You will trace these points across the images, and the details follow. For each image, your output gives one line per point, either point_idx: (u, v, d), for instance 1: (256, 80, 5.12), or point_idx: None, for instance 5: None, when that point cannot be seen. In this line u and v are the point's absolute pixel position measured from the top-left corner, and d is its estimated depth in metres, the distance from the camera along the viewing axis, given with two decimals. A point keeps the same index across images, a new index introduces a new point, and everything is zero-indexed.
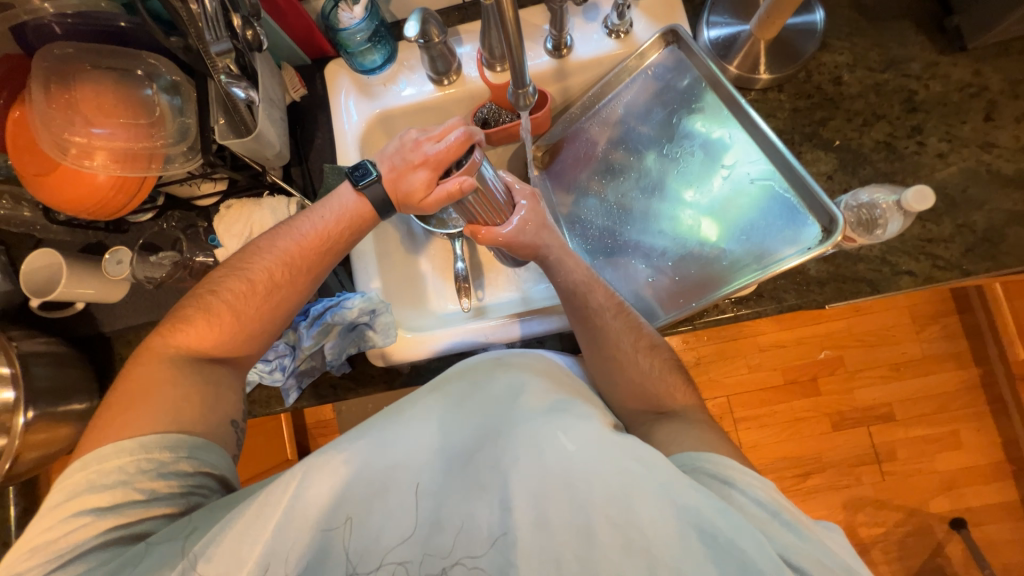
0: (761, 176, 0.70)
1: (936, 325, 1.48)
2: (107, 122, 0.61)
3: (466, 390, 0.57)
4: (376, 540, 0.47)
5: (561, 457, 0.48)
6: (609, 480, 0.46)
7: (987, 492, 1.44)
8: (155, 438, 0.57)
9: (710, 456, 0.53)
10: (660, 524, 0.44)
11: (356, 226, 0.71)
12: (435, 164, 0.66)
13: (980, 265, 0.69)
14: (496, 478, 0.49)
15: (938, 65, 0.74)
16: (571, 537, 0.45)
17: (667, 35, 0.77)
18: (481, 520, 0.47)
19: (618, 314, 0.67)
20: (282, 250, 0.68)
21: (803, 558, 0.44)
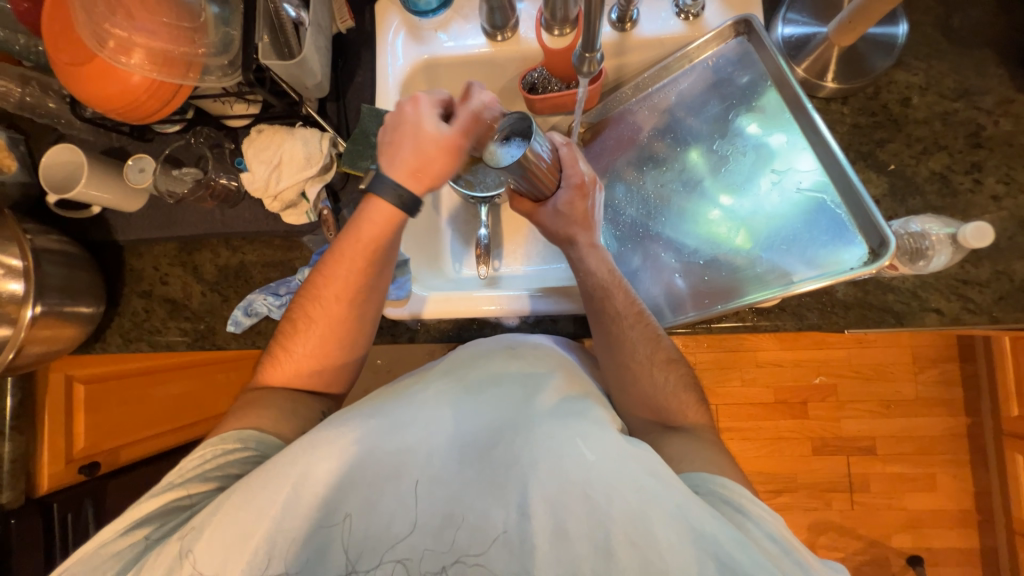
0: (812, 187, 0.68)
1: (936, 369, 1.47)
2: (149, 19, 0.58)
3: (480, 383, 0.57)
4: (384, 530, 0.47)
5: (579, 465, 0.48)
6: (628, 496, 0.46)
7: (950, 535, 1.47)
8: (231, 431, 0.59)
9: (723, 482, 0.53)
10: (678, 549, 0.43)
11: (381, 233, 0.63)
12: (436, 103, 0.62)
13: (1010, 315, 0.68)
14: (512, 480, 0.49)
15: (1013, 103, 0.71)
16: (590, 551, 0.45)
17: (739, 24, 0.74)
18: (496, 519, 0.47)
19: (636, 323, 0.65)
20: (337, 281, 0.64)
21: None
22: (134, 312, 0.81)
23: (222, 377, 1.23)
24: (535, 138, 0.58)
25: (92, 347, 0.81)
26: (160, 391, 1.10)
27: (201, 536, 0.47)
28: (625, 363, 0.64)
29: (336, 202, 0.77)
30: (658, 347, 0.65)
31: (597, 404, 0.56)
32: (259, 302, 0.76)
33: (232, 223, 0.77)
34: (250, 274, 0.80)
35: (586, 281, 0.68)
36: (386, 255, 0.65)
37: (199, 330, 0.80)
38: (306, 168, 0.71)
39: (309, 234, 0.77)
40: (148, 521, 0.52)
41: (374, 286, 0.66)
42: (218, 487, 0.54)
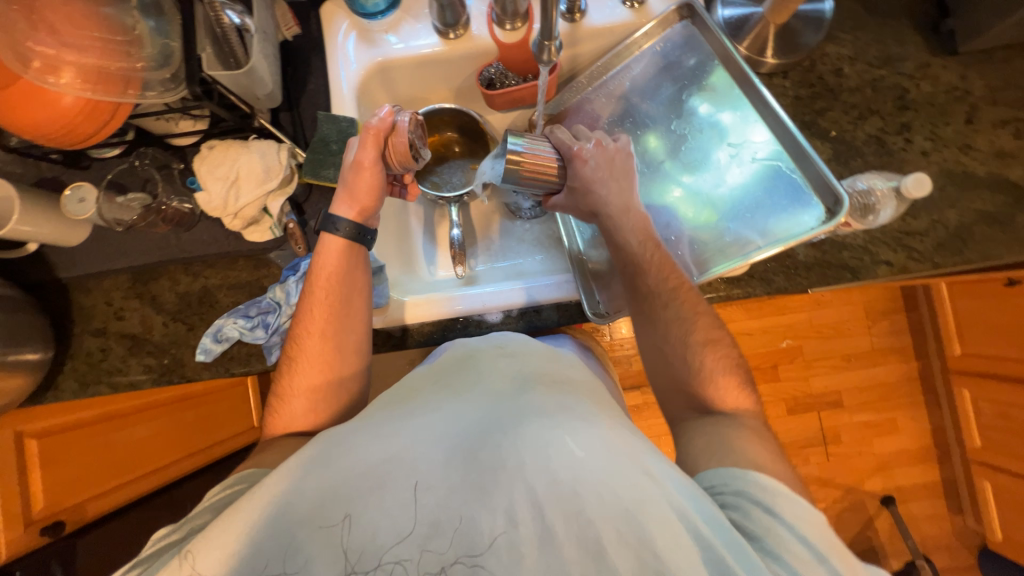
0: (768, 156, 0.72)
1: (887, 320, 1.59)
2: (77, 35, 0.53)
3: (469, 386, 0.57)
4: (373, 538, 0.44)
5: (568, 463, 0.46)
6: (619, 492, 0.44)
7: (915, 472, 1.59)
8: (235, 472, 0.57)
9: (757, 479, 0.50)
10: (673, 544, 0.42)
11: (344, 257, 0.66)
12: (379, 140, 0.64)
13: (949, 259, 0.74)
14: (500, 482, 0.46)
15: (930, 66, 0.78)
16: (579, 555, 0.43)
17: (682, 9, 0.77)
18: (485, 525, 0.44)
19: (673, 300, 0.65)
20: (317, 314, 0.64)
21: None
22: (88, 352, 0.75)
23: (192, 417, 1.17)
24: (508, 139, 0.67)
25: (43, 397, 0.74)
26: (134, 433, 1.04)
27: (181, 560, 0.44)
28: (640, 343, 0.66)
29: (301, 215, 0.75)
30: (700, 318, 0.65)
31: (587, 398, 0.56)
32: (228, 327, 0.72)
33: (189, 247, 0.74)
34: (215, 298, 0.76)
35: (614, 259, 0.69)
36: (352, 277, 0.66)
37: (165, 365, 0.75)
38: (266, 181, 0.68)
39: (275, 250, 0.74)
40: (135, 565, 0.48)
41: (350, 312, 0.66)
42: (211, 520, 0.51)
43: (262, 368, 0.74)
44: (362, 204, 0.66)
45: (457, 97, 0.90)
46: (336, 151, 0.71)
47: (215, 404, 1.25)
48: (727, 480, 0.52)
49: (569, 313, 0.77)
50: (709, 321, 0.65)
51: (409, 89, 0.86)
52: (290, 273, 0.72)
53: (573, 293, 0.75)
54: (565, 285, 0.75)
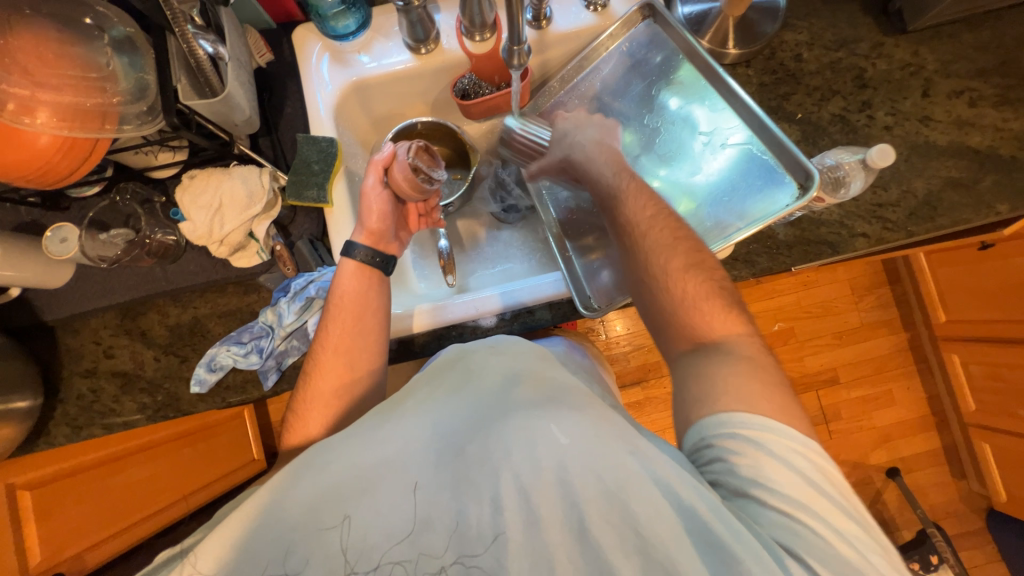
0: (740, 141, 0.73)
1: (872, 294, 1.63)
2: (51, 74, 0.53)
3: (454, 385, 0.57)
4: (370, 538, 0.46)
5: (552, 450, 0.48)
6: (603, 475, 0.47)
7: (916, 441, 1.61)
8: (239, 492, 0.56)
9: (741, 423, 0.49)
10: (654, 519, 0.44)
11: (363, 280, 0.69)
12: (379, 168, 0.71)
13: (921, 227, 0.77)
14: (487, 476, 0.49)
15: (883, 46, 0.81)
16: (563, 537, 0.45)
17: (644, 9, 0.80)
18: (474, 517, 0.47)
19: (651, 229, 0.64)
20: (337, 334, 0.67)
21: (816, 556, 0.43)
22: (79, 395, 0.74)
23: (190, 453, 1.14)
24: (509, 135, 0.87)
25: (35, 445, 0.73)
26: (132, 474, 1.02)
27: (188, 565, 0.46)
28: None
29: (287, 236, 0.75)
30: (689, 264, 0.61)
31: (576, 387, 0.57)
32: (222, 355, 0.72)
33: (176, 278, 0.73)
34: (205, 328, 0.75)
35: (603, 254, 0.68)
36: (372, 300, 0.69)
37: (159, 401, 0.74)
38: (250, 206, 0.69)
39: (264, 274, 0.74)
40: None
41: (371, 335, 0.68)
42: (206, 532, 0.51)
43: (260, 395, 0.73)
44: (372, 227, 0.71)
45: (434, 111, 0.92)
46: (319, 171, 0.73)
47: (214, 439, 1.23)
48: (710, 431, 0.51)
49: (563, 311, 0.78)
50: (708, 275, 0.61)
51: (387, 107, 0.87)
52: (281, 295, 0.72)
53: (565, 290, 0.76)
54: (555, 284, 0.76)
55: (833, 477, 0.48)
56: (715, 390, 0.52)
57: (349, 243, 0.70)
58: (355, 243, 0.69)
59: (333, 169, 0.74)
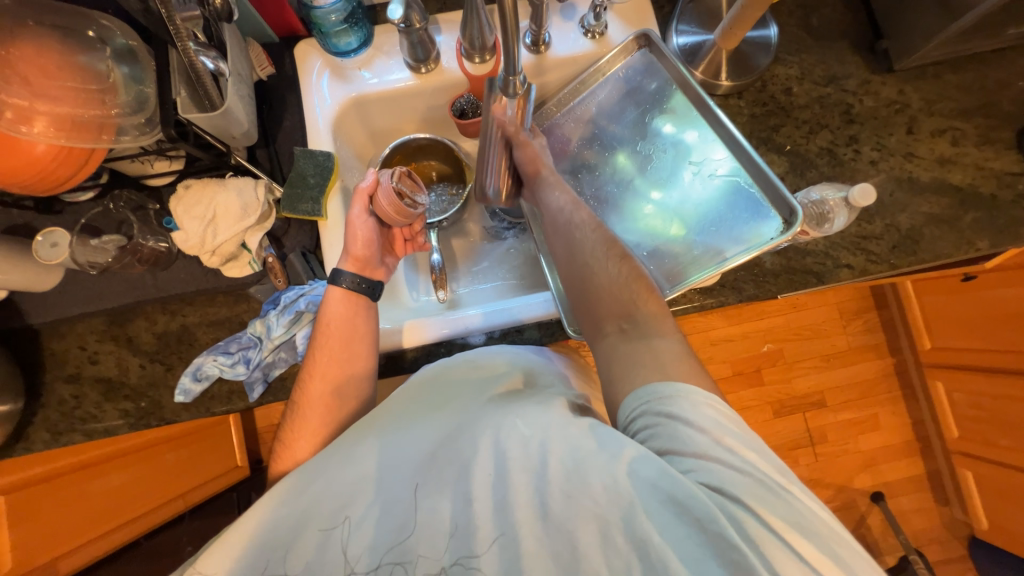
0: (728, 173, 0.76)
1: (859, 319, 1.65)
2: (50, 85, 0.54)
3: (429, 400, 0.64)
4: (358, 540, 0.53)
5: (515, 442, 0.54)
6: (562, 458, 0.51)
7: (900, 466, 1.63)
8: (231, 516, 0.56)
9: (652, 389, 0.51)
10: (610, 493, 0.47)
11: (349, 307, 0.70)
12: (364, 197, 0.73)
13: (903, 260, 0.78)
14: (457, 473, 0.55)
15: (870, 83, 0.84)
16: (529, 517, 0.49)
17: (640, 38, 0.82)
18: (444, 510, 0.53)
19: (597, 230, 0.67)
20: (324, 360, 0.67)
21: (742, 489, 0.44)
22: (61, 400, 0.73)
23: (171, 458, 1.15)
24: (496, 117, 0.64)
25: (13, 450, 0.72)
26: (110, 480, 1.01)
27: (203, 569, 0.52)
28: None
29: (280, 248, 0.75)
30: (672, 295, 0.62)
31: (547, 389, 0.61)
32: (208, 365, 0.71)
33: (166, 285, 0.73)
34: (193, 337, 0.75)
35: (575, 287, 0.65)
36: (358, 325, 0.69)
37: (142, 408, 0.74)
38: (244, 218, 0.69)
39: (255, 285, 0.74)
40: None
41: (356, 361, 0.68)
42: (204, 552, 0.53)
43: (245, 406, 0.73)
44: (359, 255, 0.72)
45: (432, 127, 0.93)
46: (314, 184, 0.73)
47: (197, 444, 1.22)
48: (629, 406, 0.52)
49: (551, 330, 0.78)
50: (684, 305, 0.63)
51: (385, 122, 0.88)
52: (269, 308, 0.72)
53: (553, 311, 0.76)
54: (543, 304, 0.77)
55: (737, 417, 0.50)
56: (657, 365, 0.53)
57: (335, 272, 0.71)
58: (342, 270, 0.70)
59: (329, 184, 0.74)
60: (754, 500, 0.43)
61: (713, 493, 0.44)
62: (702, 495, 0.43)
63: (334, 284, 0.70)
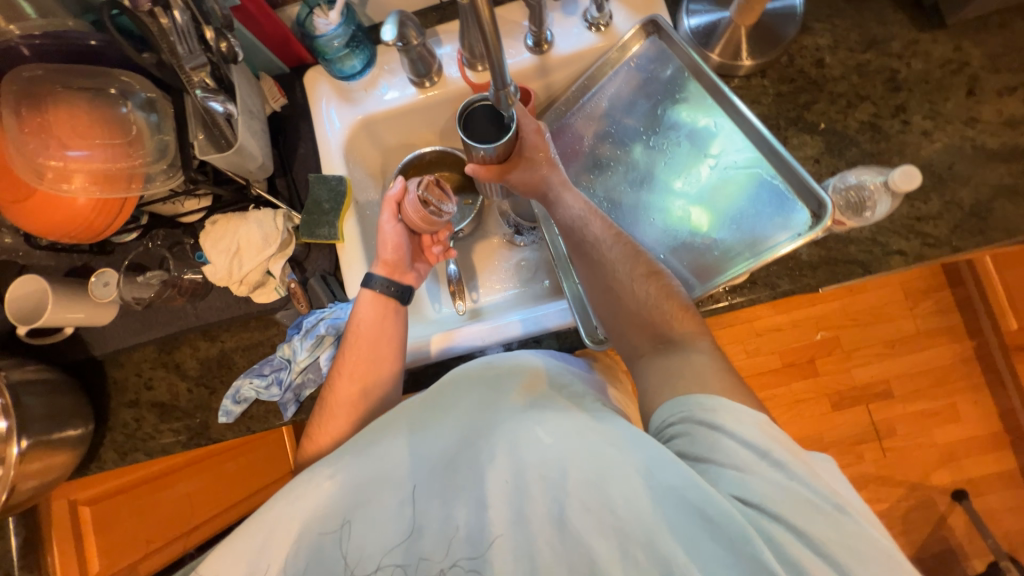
0: (747, 164, 0.70)
1: (929, 300, 1.48)
2: (83, 143, 0.60)
3: (444, 400, 0.61)
4: (367, 545, 0.53)
5: (536, 449, 0.52)
6: (585, 467, 0.49)
7: (986, 462, 1.45)
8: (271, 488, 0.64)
9: (696, 399, 0.51)
10: (631, 504, 0.46)
11: (379, 317, 0.71)
12: (393, 205, 0.74)
13: (968, 241, 0.69)
14: (472, 480, 0.53)
15: (919, 43, 0.74)
16: (546, 527, 0.49)
17: (647, 25, 0.77)
18: (459, 518, 0.52)
19: (616, 244, 0.66)
20: (354, 361, 0.69)
21: (780, 505, 0.44)
22: (124, 423, 0.81)
23: (231, 468, 1.17)
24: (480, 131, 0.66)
25: (88, 468, 0.80)
26: (176, 491, 1.07)
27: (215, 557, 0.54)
28: (626, 308, 0.62)
29: (302, 273, 0.78)
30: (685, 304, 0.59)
31: (569, 386, 0.59)
32: (246, 388, 0.75)
33: (204, 314, 0.78)
34: (232, 360, 0.80)
35: (602, 297, 0.64)
36: (387, 336, 0.71)
37: (193, 428, 0.80)
38: (266, 248, 0.73)
39: (282, 310, 0.78)
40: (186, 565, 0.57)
41: (384, 369, 0.70)
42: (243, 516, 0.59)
43: (281, 424, 0.77)
44: (389, 260, 0.74)
45: (442, 138, 0.92)
46: (329, 210, 0.76)
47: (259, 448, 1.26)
48: (668, 411, 0.53)
49: (570, 340, 0.77)
50: None
51: (395, 140, 0.89)
52: (295, 332, 0.75)
53: (570, 321, 0.74)
54: (560, 314, 0.75)
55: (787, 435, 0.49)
56: (694, 377, 0.54)
57: (367, 276, 0.73)
58: (373, 275, 0.72)
59: (344, 208, 0.77)
60: (792, 514, 0.44)
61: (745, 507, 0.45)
62: (728, 508, 0.44)
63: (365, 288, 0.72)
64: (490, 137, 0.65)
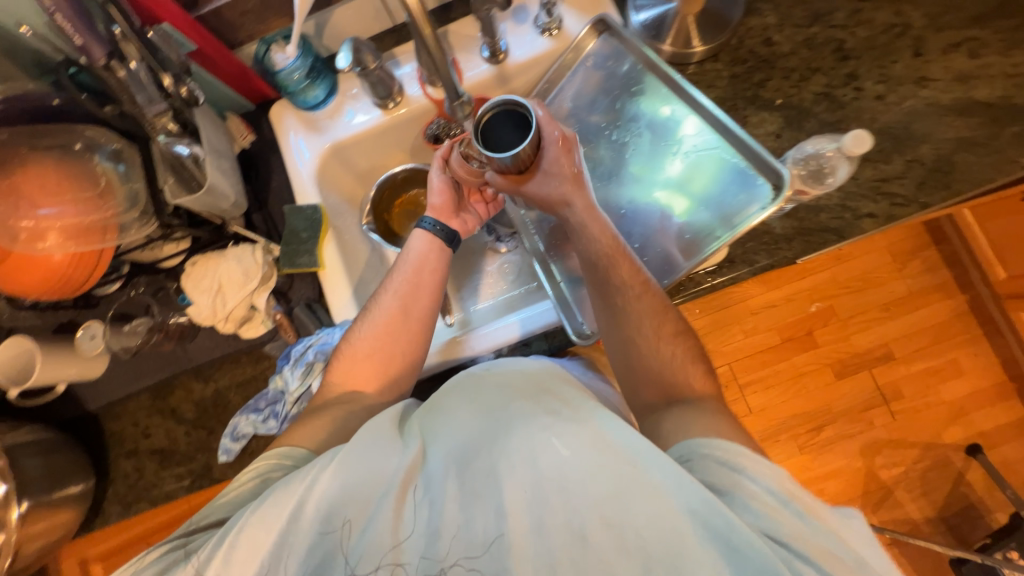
0: (706, 147, 0.72)
1: (917, 259, 1.49)
2: (53, 201, 0.60)
3: (459, 403, 0.57)
4: (371, 545, 0.49)
5: (554, 461, 0.48)
6: (605, 482, 0.46)
7: (995, 413, 1.45)
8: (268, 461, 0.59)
9: (718, 444, 0.51)
10: (654, 525, 0.44)
11: (409, 298, 0.70)
12: (442, 160, 0.75)
13: (936, 196, 0.70)
14: (489, 486, 0.49)
15: (861, 12, 0.76)
16: (565, 540, 0.45)
17: (597, 25, 0.79)
18: (478, 525, 0.48)
19: (642, 294, 0.66)
20: (401, 286, 0.70)
21: (808, 547, 0.44)
22: (125, 474, 0.81)
23: None
24: (499, 135, 0.60)
25: (94, 523, 0.80)
26: None
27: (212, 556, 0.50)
28: (643, 362, 0.64)
29: (287, 303, 0.79)
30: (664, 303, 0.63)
31: (586, 398, 0.56)
32: (243, 424, 0.75)
33: (195, 355, 0.78)
34: (227, 400, 0.80)
35: (601, 309, 0.68)
36: (414, 322, 0.69)
37: (195, 470, 0.79)
38: (247, 283, 0.74)
39: (269, 342, 0.78)
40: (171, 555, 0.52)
41: (410, 350, 0.69)
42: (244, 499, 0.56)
43: None
44: (438, 205, 0.76)
45: (413, 157, 0.93)
46: (307, 238, 0.76)
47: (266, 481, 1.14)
48: (687, 449, 0.53)
49: (557, 340, 0.80)
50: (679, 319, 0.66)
51: (367, 163, 0.90)
52: (285, 362, 0.75)
53: (554, 320, 0.76)
54: (545, 316, 0.76)
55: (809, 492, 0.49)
56: (709, 425, 0.55)
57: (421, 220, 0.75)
58: (426, 218, 0.74)
59: (321, 234, 0.77)
60: (822, 561, 0.43)
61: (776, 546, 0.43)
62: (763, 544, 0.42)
63: (417, 226, 0.75)
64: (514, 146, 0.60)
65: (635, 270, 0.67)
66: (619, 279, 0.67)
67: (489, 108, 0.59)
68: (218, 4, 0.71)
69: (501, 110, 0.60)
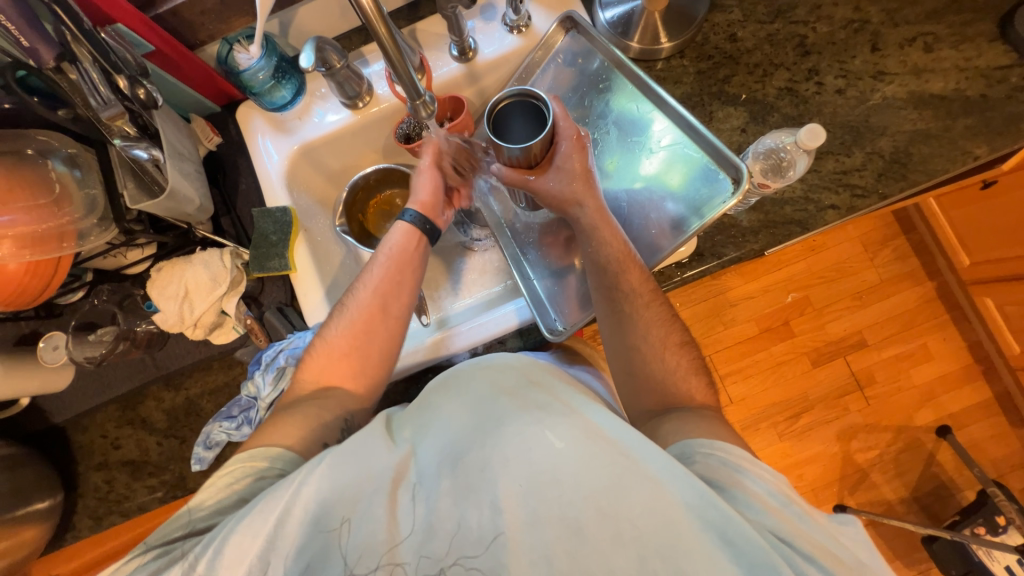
0: (670, 142, 0.73)
1: (887, 248, 1.54)
2: (4, 208, 0.58)
3: (449, 400, 0.57)
4: (369, 541, 0.48)
5: (548, 455, 0.47)
6: (599, 476, 0.46)
7: (964, 395, 1.50)
8: (238, 463, 0.57)
9: (723, 446, 0.53)
10: (650, 516, 0.44)
11: (386, 294, 0.70)
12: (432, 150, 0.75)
13: (894, 187, 0.72)
14: (484, 481, 0.48)
15: (821, 8, 0.78)
16: (562, 535, 0.45)
17: (565, 22, 0.79)
18: (474, 521, 0.47)
19: (650, 304, 0.68)
20: (380, 279, 0.70)
21: (808, 544, 0.45)
22: (95, 487, 0.79)
23: None
24: (513, 127, 0.64)
25: (64, 538, 0.78)
26: None
27: (203, 559, 0.48)
28: (642, 364, 0.66)
29: (259, 307, 0.79)
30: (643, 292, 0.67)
31: (578, 392, 0.55)
32: (216, 431, 0.74)
33: (165, 363, 0.77)
34: (199, 407, 0.80)
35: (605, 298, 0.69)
36: (390, 318, 0.69)
37: (169, 481, 0.79)
38: (215, 288, 0.72)
39: (240, 347, 0.78)
40: (145, 565, 0.50)
41: (388, 346, 0.69)
42: (217, 508, 0.54)
43: None
44: (426, 200, 0.75)
45: (386, 157, 0.93)
46: (277, 241, 0.75)
47: None
48: (689, 447, 0.54)
49: (533, 337, 0.81)
50: (654, 313, 0.67)
51: (339, 163, 0.89)
52: (257, 366, 0.74)
53: (529, 317, 0.75)
54: (520, 311, 0.76)
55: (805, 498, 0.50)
56: (691, 430, 0.57)
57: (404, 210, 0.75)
58: (410, 209, 0.74)
59: (291, 237, 0.76)
60: (822, 559, 0.44)
61: (777, 542, 0.44)
62: (761, 539, 0.43)
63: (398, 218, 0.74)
64: (527, 138, 0.64)
65: (624, 263, 0.68)
66: (613, 277, 0.68)
67: (507, 97, 0.63)
68: (175, 2, 0.69)
69: (515, 100, 0.63)
